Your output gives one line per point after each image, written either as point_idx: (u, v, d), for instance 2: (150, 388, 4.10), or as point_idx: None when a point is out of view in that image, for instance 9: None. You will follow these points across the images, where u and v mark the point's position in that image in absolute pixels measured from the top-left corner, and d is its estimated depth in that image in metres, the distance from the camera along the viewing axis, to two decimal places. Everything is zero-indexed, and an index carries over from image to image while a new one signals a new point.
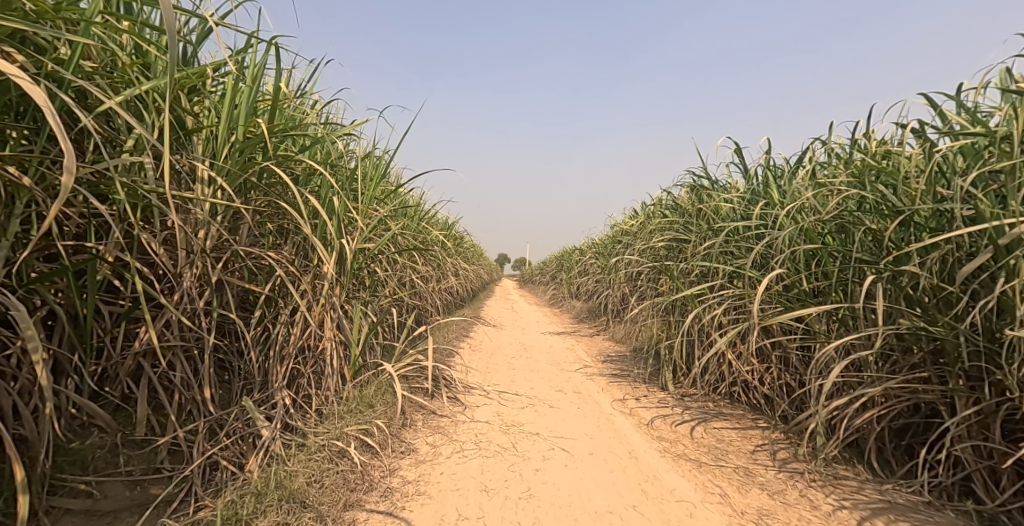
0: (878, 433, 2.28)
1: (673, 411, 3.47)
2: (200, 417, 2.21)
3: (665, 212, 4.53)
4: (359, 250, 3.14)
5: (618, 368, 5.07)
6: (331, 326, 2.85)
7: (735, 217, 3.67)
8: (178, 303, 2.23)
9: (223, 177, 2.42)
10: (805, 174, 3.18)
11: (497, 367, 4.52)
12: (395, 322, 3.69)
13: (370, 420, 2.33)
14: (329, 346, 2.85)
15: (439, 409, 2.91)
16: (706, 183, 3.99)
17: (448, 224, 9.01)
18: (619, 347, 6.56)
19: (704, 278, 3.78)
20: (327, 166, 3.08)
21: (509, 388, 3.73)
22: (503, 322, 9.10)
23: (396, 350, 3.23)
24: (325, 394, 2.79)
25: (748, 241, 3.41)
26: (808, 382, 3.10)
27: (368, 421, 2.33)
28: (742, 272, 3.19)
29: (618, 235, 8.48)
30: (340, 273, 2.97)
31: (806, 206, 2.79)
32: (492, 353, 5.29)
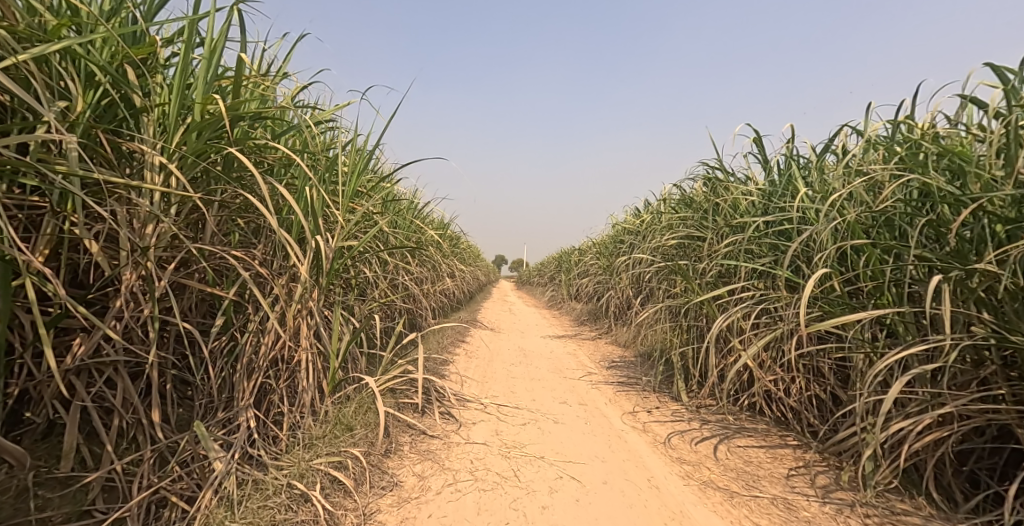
0: (939, 459, 1.97)
1: (689, 426, 3.16)
2: (146, 444, 1.89)
3: (675, 207, 4.21)
4: (341, 248, 2.81)
5: (624, 376, 4.75)
6: (307, 335, 2.52)
7: (756, 212, 3.36)
8: (122, 311, 1.91)
9: (177, 165, 2.08)
10: (836, 164, 2.87)
11: (495, 376, 4.20)
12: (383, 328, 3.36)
13: (346, 450, 2.01)
14: (306, 357, 2.53)
15: (431, 428, 2.58)
16: (722, 175, 3.67)
17: (443, 224, 8.68)
18: (623, 352, 6.25)
19: (721, 279, 3.46)
20: (304, 155, 2.74)
21: (509, 401, 3.41)
22: (501, 325, 8.78)
23: (382, 360, 2.90)
24: (301, 412, 2.47)
25: (771, 239, 3.10)
26: (841, 395, 2.79)
27: (343, 451, 2.00)
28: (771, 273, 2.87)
29: (621, 235, 8.17)
30: (319, 275, 2.65)
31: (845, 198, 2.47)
32: (490, 360, 4.96)
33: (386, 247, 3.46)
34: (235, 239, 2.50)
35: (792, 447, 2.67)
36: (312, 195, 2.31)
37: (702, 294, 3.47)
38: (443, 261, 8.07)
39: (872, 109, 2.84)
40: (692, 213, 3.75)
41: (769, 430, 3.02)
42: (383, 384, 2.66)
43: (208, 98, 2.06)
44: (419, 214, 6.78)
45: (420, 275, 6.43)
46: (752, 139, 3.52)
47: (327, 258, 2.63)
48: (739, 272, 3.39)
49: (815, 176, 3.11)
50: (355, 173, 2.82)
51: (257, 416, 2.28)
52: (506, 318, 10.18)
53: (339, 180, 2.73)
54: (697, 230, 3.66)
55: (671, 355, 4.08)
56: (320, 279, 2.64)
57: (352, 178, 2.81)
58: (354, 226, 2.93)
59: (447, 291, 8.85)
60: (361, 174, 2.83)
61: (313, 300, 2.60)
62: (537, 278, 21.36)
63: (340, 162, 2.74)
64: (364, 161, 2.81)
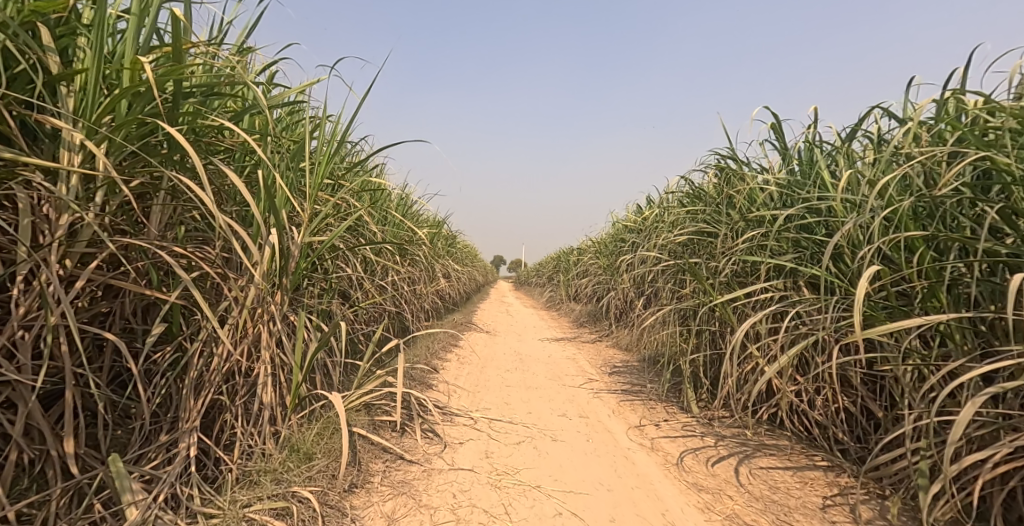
0: (1011, 493, 1.65)
1: (703, 442, 2.83)
2: (56, 481, 1.57)
3: (684, 201, 3.89)
4: (309, 245, 2.48)
5: (628, 383, 4.43)
6: (267, 346, 2.19)
7: (774, 205, 3.03)
8: (27, 319, 1.58)
9: (101, 144, 1.75)
10: (869, 149, 2.54)
11: (489, 384, 3.87)
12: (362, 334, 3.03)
13: (291, 494, 1.73)
14: (267, 370, 2.20)
15: (410, 451, 2.25)
16: (736, 165, 3.35)
17: (437, 222, 8.35)
18: (626, 357, 5.93)
19: (736, 279, 3.13)
20: (265, 139, 2.40)
21: (502, 415, 3.08)
22: (497, 328, 8.45)
23: (358, 372, 2.57)
24: (259, 433, 2.14)
25: (794, 234, 2.78)
26: (876, 409, 2.47)
27: (287, 496, 1.72)
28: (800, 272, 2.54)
29: (622, 234, 7.87)
30: (282, 275, 2.32)
31: (886, 185, 2.14)
32: (484, 366, 4.63)
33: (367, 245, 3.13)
34: (183, 234, 2.17)
35: (823, 470, 2.35)
36: (273, 179, 1.99)
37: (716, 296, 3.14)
38: (436, 261, 7.73)
39: (908, 87, 2.52)
40: (703, 208, 3.41)
41: (792, 447, 2.70)
42: (356, 399, 2.33)
43: (137, 63, 1.72)
44: (410, 212, 6.45)
45: (410, 276, 6.09)
46: (769, 125, 3.20)
47: (290, 256, 2.30)
48: (756, 270, 3.07)
49: (841, 164, 2.79)
50: (327, 158, 2.48)
51: (203, 440, 1.95)
52: (503, 320, 9.84)
53: (308, 165, 2.39)
54: (709, 226, 3.33)
55: (679, 362, 3.76)
56: (284, 281, 2.31)
57: (324, 164, 2.48)
58: (328, 219, 2.60)
59: (441, 292, 8.52)
60: (333, 159, 2.49)
61: (276, 303, 2.27)
62: (535, 278, 21.04)
63: (308, 144, 2.40)
64: (337, 143, 2.48)
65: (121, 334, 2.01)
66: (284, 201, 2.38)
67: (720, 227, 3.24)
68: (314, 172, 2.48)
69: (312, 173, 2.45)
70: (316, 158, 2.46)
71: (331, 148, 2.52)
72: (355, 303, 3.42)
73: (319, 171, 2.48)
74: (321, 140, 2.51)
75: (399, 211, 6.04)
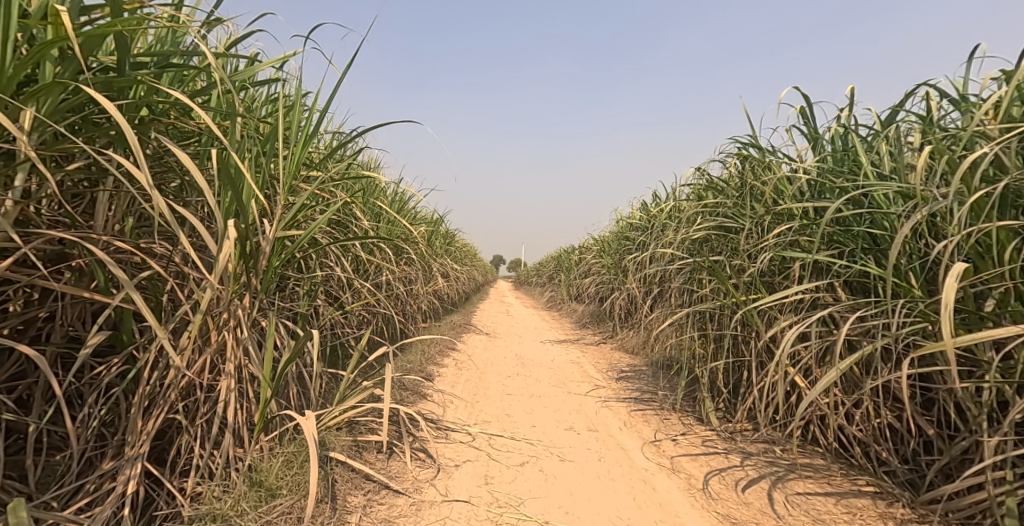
0: None
1: (728, 462, 2.54)
2: None
3: (699, 194, 3.59)
4: (282, 240, 2.16)
5: (637, 390, 4.15)
6: (232, 357, 1.90)
7: (805, 197, 2.74)
8: None
9: (16, 116, 1.43)
10: (923, 131, 2.23)
11: (488, 393, 3.57)
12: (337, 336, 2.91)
13: None
14: (234, 384, 1.91)
15: (398, 478, 1.96)
16: (760, 154, 3.05)
17: (434, 219, 8.05)
18: (632, 360, 5.65)
19: (762, 280, 2.84)
20: (232, 118, 2.08)
21: (504, 430, 2.77)
22: (497, 329, 8.16)
23: (341, 385, 2.27)
24: (222, 460, 1.84)
25: (830, 227, 2.48)
26: (929, 428, 2.17)
27: None
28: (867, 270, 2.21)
29: (626, 232, 7.60)
30: (252, 275, 2.02)
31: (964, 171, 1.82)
32: (483, 372, 4.34)
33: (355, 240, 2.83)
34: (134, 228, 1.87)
35: (870, 499, 2.06)
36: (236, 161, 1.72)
37: (741, 298, 2.84)
38: (433, 260, 7.42)
39: (968, 60, 2.22)
40: (722, 200, 3.10)
41: (828, 467, 2.42)
42: (338, 417, 2.04)
43: (61, 16, 1.40)
44: (405, 209, 6.14)
45: (405, 277, 5.79)
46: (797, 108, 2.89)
47: (261, 253, 2.01)
48: (785, 269, 2.77)
49: (883, 149, 2.49)
50: (304, 140, 2.18)
51: (152, 470, 1.66)
52: (503, 321, 9.55)
53: (282, 147, 2.09)
54: (730, 220, 3.03)
55: (695, 368, 3.47)
56: (255, 282, 2.02)
57: (301, 146, 2.18)
58: (307, 211, 2.30)
59: (439, 293, 8.22)
60: (311, 141, 2.19)
61: (243, 306, 1.98)
62: (535, 278, 20.76)
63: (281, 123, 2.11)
64: (315, 123, 2.18)
65: (57, 344, 1.72)
66: (254, 190, 2.07)
67: (744, 221, 2.94)
68: (290, 155, 2.18)
69: (288, 157, 2.15)
70: (292, 139, 2.17)
71: (308, 128, 2.22)
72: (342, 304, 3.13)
73: (296, 154, 2.18)
74: (297, 119, 2.21)
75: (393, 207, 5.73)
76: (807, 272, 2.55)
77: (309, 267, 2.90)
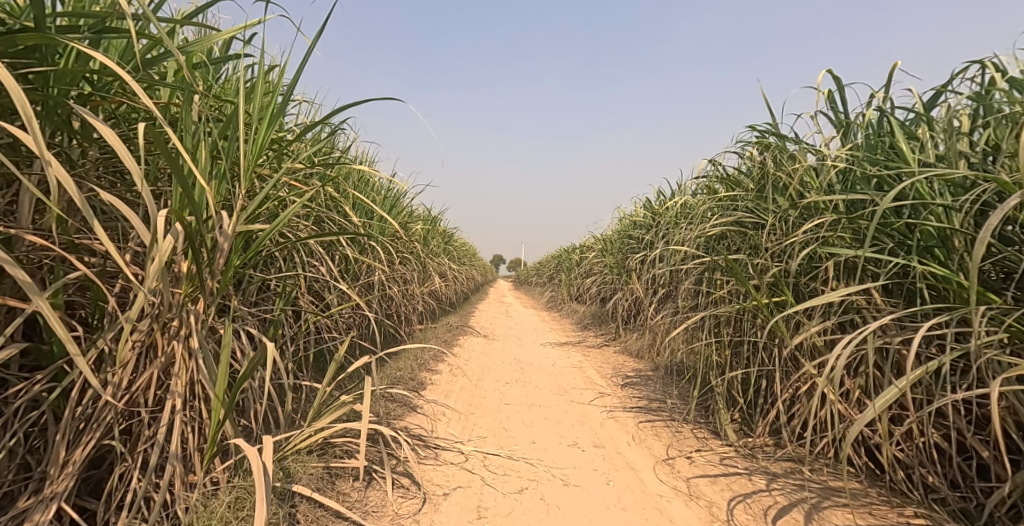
0: None
1: (751, 484, 2.26)
2: None
3: (713, 187, 3.32)
4: (244, 235, 1.86)
5: (644, 399, 3.88)
6: (180, 374, 1.63)
7: (835, 189, 2.47)
8: None
9: None
10: (986, 111, 1.96)
11: (484, 404, 3.29)
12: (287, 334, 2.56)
13: None
14: (184, 404, 1.64)
15: (376, 514, 1.69)
16: (782, 142, 2.77)
17: (431, 217, 7.78)
18: (637, 364, 5.40)
19: (787, 282, 2.56)
20: (182, 94, 1.79)
21: (501, 449, 2.49)
22: (495, 331, 7.90)
23: (314, 401, 2.00)
24: (166, 495, 1.57)
25: (866, 222, 2.21)
26: (986, 454, 1.89)
27: None
28: (915, 269, 1.95)
29: (629, 230, 7.35)
30: (207, 277, 1.75)
31: None
32: (479, 379, 4.06)
33: (334, 236, 2.55)
34: (68, 222, 1.61)
35: None
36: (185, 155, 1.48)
37: (763, 301, 2.57)
38: (429, 260, 7.15)
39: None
40: (740, 193, 2.82)
41: (864, 492, 2.15)
42: (307, 440, 1.78)
43: None
44: (398, 206, 5.86)
45: (398, 277, 5.51)
46: (824, 90, 2.61)
47: (217, 251, 1.73)
48: (812, 269, 2.50)
49: (928, 134, 2.20)
50: (268, 121, 1.88)
51: (74, 511, 1.40)
52: (501, 322, 9.28)
53: (241, 128, 1.79)
54: (749, 215, 2.75)
55: (708, 377, 3.20)
56: (210, 285, 1.74)
57: (265, 128, 1.88)
58: (276, 203, 2.02)
59: (436, 293, 7.95)
60: (277, 122, 1.89)
61: (196, 312, 1.70)
62: (535, 278, 20.51)
63: (240, 101, 1.81)
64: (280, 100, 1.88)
65: None
66: (207, 177, 1.78)
67: (765, 216, 2.66)
68: (252, 138, 1.88)
69: (249, 140, 1.86)
70: (254, 120, 1.87)
71: (274, 106, 1.92)
72: (324, 308, 2.85)
73: (259, 137, 1.88)
74: (260, 96, 1.91)
75: (385, 203, 5.46)
76: (844, 271, 2.29)
77: (285, 267, 2.63)
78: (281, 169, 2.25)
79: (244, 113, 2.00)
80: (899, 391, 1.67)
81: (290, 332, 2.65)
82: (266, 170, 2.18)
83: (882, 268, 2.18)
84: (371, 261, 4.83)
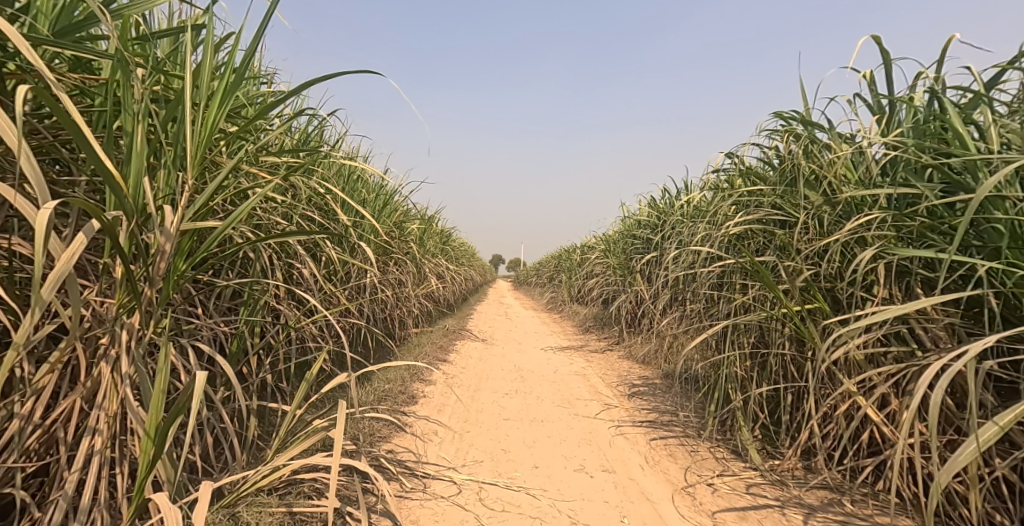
0: None
1: (786, 520, 1.97)
2: None
3: (730, 182, 3.03)
4: (192, 233, 1.55)
5: (653, 412, 3.60)
6: (104, 408, 1.34)
7: (875, 181, 2.18)
8: None
9: None
10: None
11: (480, 420, 3.00)
12: (261, 351, 2.28)
13: None
14: (112, 441, 1.36)
15: None
16: (811, 131, 2.48)
17: (426, 216, 7.49)
18: (643, 371, 5.13)
19: (820, 287, 2.27)
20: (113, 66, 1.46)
21: (499, 479, 2.21)
22: (494, 335, 7.62)
23: (280, 430, 1.71)
24: None
25: (917, 219, 1.92)
26: None
27: None
28: (989, 274, 1.65)
29: (633, 230, 7.07)
30: (145, 286, 1.44)
31: None
32: (476, 390, 3.77)
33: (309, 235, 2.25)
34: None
35: None
36: (89, 138, 1.20)
37: (793, 310, 2.27)
38: (425, 261, 6.86)
39: None
40: (763, 188, 2.52)
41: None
42: (271, 476, 1.51)
43: None
44: (391, 205, 5.58)
45: (390, 279, 5.22)
46: (862, 71, 2.31)
47: (155, 254, 1.42)
48: (850, 273, 2.21)
49: (993, 118, 1.90)
50: (220, 99, 1.54)
51: None
52: (500, 324, 8.99)
53: (185, 107, 1.47)
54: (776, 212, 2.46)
55: (727, 391, 2.91)
56: (148, 294, 1.43)
57: (216, 106, 1.54)
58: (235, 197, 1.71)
59: (432, 296, 7.66)
60: (231, 100, 1.56)
61: (131, 325, 1.41)
62: (534, 278, 20.23)
63: (184, 74, 1.48)
64: (235, 73, 1.54)
65: None
66: (142, 166, 1.47)
67: (793, 214, 2.37)
68: (200, 120, 1.54)
69: (195, 121, 1.52)
70: (202, 96, 1.53)
71: (227, 81, 1.58)
72: (302, 316, 2.56)
73: (209, 119, 1.54)
74: (210, 67, 1.57)
75: (377, 201, 5.17)
76: (890, 274, 2.00)
77: (256, 270, 2.34)
78: (242, 158, 1.93)
79: (193, 91, 1.66)
80: (1001, 429, 1.35)
81: (261, 343, 2.37)
82: (219, 159, 1.84)
83: (939, 272, 1.89)
84: (362, 263, 4.55)
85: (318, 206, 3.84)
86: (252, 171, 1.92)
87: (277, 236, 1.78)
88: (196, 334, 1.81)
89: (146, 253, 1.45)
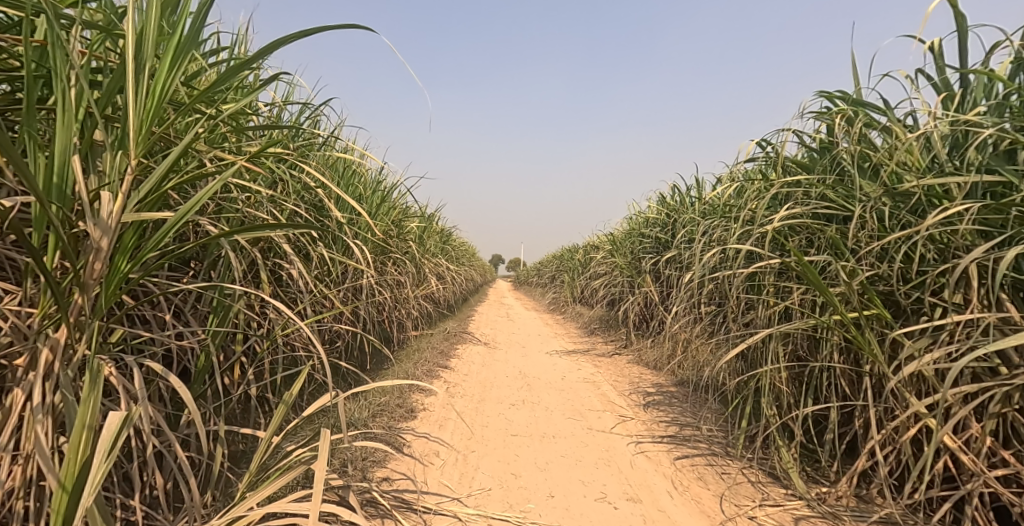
0: None
1: None
2: None
3: (762, 172, 2.73)
4: (141, 224, 1.20)
5: (672, 426, 3.31)
6: (10, 446, 1.05)
7: (946, 167, 1.87)
8: None
9: None
10: None
11: (486, 439, 2.71)
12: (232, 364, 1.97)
13: None
14: (25, 488, 1.08)
15: None
16: (863, 113, 2.18)
17: (426, 215, 7.21)
18: (655, 378, 4.85)
19: (878, 291, 1.97)
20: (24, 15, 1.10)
21: (510, 513, 1.92)
22: (496, 338, 7.34)
23: (252, 464, 1.43)
24: None
25: (1013, 212, 1.60)
26: None
27: None
28: None
29: (640, 229, 6.80)
30: (74, 297, 1.10)
31: None
32: (479, 402, 3.48)
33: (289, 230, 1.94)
34: None
35: None
36: None
37: (849, 318, 1.96)
38: (424, 262, 6.58)
39: None
40: (810, 178, 2.20)
41: None
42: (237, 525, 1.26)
43: None
44: (389, 202, 5.29)
45: (388, 281, 4.94)
46: (927, 41, 2.03)
47: (88, 252, 1.09)
48: (916, 274, 1.90)
49: None
50: (172, 56, 1.18)
51: None
52: (502, 326, 8.72)
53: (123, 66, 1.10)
54: (823, 205, 2.15)
55: (760, 406, 2.62)
56: (79, 303, 1.10)
57: (167, 67, 1.17)
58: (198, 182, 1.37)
59: (432, 297, 7.39)
60: (186, 58, 1.20)
61: (55, 342, 1.09)
62: (535, 278, 19.97)
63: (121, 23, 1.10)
64: (191, 25, 1.19)
65: None
66: (67, 143, 1.13)
67: (847, 207, 2.05)
68: (145, 83, 1.16)
69: (139, 88, 1.15)
70: (148, 52, 1.16)
71: (178, 33, 1.21)
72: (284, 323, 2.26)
73: (157, 83, 1.17)
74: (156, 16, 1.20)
75: (374, 198, 4.89)
76: (974, 275, 1.69)
77: (228, 271, 2.03)
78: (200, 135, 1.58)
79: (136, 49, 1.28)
80: None
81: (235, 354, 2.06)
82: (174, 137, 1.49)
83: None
84: (357, 263, 4.26)
85: (309, 202, 3.55)
86: (217, 155, 1.59)
87: (250, 229, 1.46)
88: (144, 348, 1.49)
89: (69, 249, 1.13)
